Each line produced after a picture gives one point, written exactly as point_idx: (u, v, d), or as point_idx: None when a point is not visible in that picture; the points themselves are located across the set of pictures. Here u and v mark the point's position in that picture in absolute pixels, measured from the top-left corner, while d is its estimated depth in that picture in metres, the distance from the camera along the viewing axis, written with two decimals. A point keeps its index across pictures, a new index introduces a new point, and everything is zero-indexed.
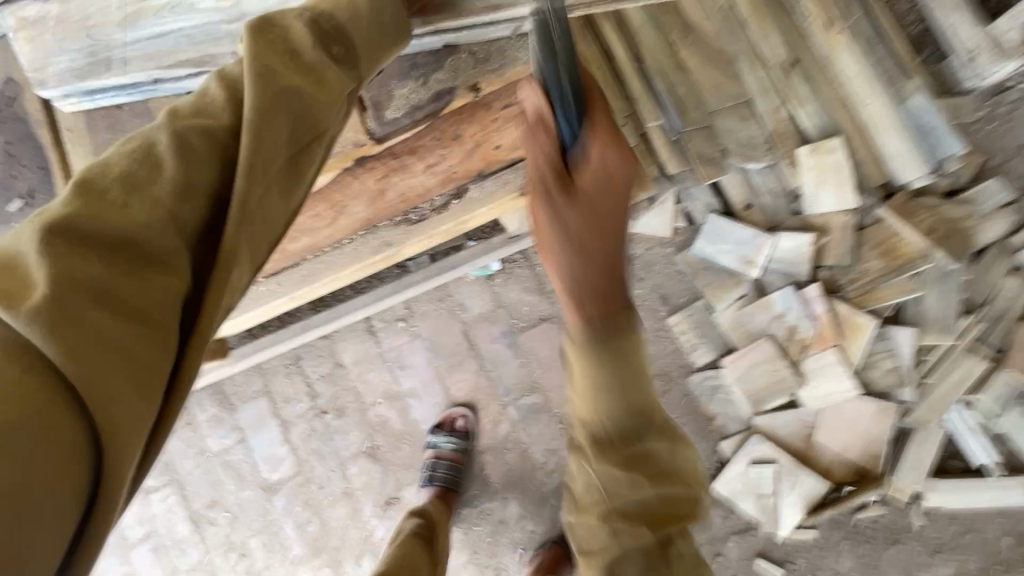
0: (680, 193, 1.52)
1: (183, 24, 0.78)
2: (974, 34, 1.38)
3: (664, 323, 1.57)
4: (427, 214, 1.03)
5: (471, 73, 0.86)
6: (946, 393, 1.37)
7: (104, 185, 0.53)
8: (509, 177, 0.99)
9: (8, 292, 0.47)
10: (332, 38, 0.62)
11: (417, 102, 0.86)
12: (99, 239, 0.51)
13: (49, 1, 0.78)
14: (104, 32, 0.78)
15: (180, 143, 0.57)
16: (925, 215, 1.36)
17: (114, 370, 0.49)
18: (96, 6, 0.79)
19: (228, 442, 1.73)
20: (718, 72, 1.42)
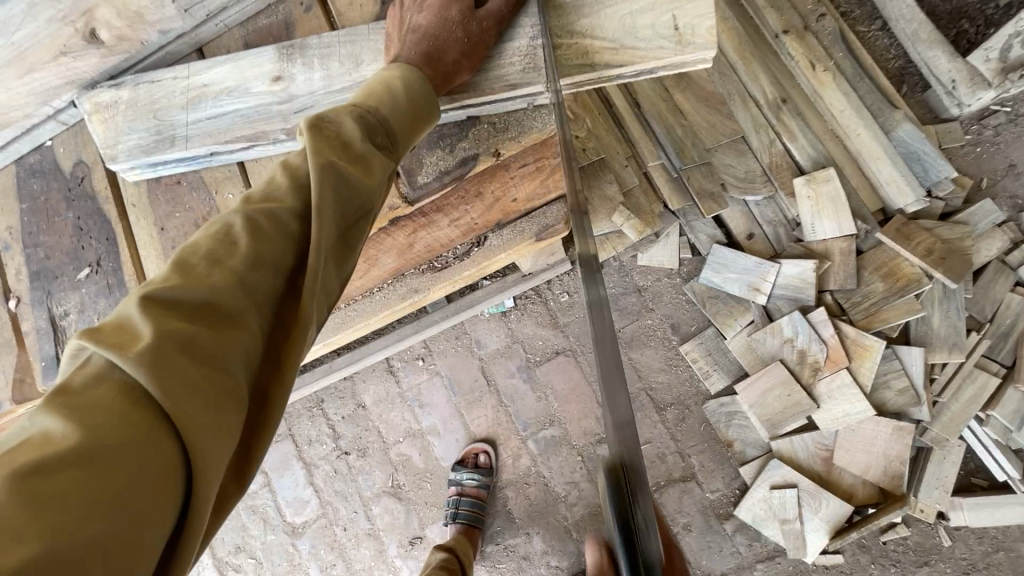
0: (683, 228, 1.60)
1: (239, 104, 0.80)
2: (952, 66, 1.46)
3: (676, 352, 1.61)
4: (450, 261, 1.10)
5: (493, 140, 0.90)
6: (960, 409, 1.38)
7: (194, 260, 0.50)
8: (524, 226, 1.07)
9: (112, 342, 0.43)
10: (377, 131, 0.64)
11: (445, 167, 0.89)
12: (185, 304, 0.47)
13: (123, 87, 0.81)
14: (166, 113, 0.80)
15: (252, 224, 0.53)
16: (923, 236, 1.41)
17: (193, 404, 0.43)
18: (163, 90, 0.81)
19: (254, 486, 1.76)
20: (713, 112, 1.54)
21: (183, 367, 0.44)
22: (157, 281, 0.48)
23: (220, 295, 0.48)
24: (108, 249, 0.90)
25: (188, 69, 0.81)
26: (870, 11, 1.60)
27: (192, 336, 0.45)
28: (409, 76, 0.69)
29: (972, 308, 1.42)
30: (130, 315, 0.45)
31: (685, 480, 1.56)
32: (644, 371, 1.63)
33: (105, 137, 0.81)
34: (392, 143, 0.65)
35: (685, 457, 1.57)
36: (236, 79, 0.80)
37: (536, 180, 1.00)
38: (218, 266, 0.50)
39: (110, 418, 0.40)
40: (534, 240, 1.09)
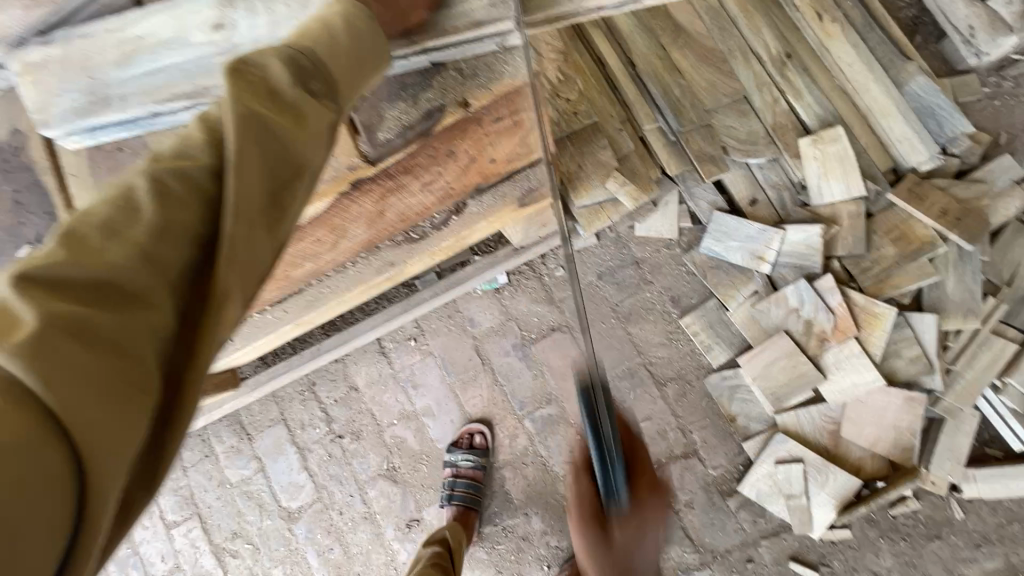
0: (683, 195, 1.52)
1: (178, 58, 0.72)
2: (970, 12, 1.36)
3: (676, 325, 1.55)
4: (428, 232, 1.03)
5: (460, 89, 0.83)
6: (975, 378, 1.31)
7: (85, 230, 0.42)
8: (504, 190, 1.02)
9: None
10: (317, 77, 0.56)
11: (409, 122, 0.82)
12: (73, 285, 0.40)
13: (51, 43, 0.73)
14: (100, 71, 0.73)
15: (158, 186, 0.45)
16: (937, 197, 1.33)
17: (85, 399, 0.38)
18: (96, 45, 0.73)
19: (247, 472, 1.73)
20: (711, 70, 1.46)
21: (68, 366, 0.37)
22: (36, 257, 0.40)
23: (117, 273, 0.42)
24: (58, 228, 0.84)
25: (122, 20, 0.73)
26: None
27: (78, 325, 0.39)
28: (352, 18, 0.61)
29: (989, 272, 1.34)
30: (3, 300, 0.38)
31: (687, 457, 1.51)
32: (643, 345, 1.57)
33: (37, 101, 0.73)
34: (333, 87, 0.57)
35: (686, 433, 1.52)
36: (175, 29, 0.72)
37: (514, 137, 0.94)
38: (120, 239, 0.43)
39: None
40: (517, 207, 1.04)
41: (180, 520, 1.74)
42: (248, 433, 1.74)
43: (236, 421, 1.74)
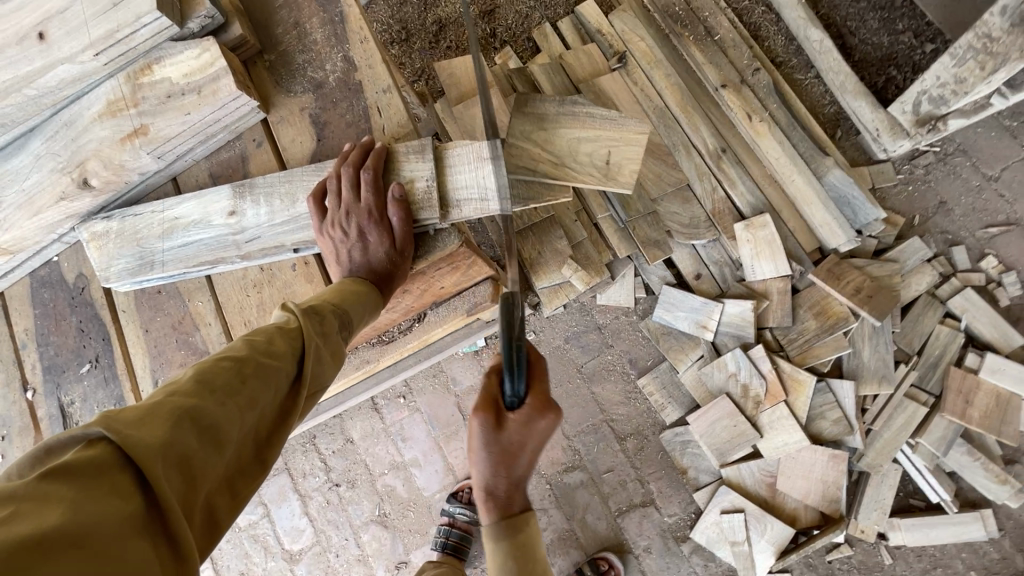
0: (637, 269, 1.73)
1: (204, 235, 0.95)
2: (875, 116, 1.56)
3: (634, 385, 1.74)
4: (397, 335, 1.20)
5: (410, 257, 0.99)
6: (892, 437, 1.48)
7: (207, 388, 0.68)
8: (456, 302, 1.19)
9: (144, 434, 0.59)
10: (341, 327, 0.88)
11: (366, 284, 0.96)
12: (195, 417, 0.64)
13: (112, 219, 0.96)
14: (148, 242, 0.95)
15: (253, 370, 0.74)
16: (853, 275, 1.52)
17: (179, 496, 0.59)
18: (144, 222, 0.96)
19: (254, 517, 1.93)
20: (657, 162, 1.69)
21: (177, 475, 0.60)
22: (180, 397, 0.66)
23: (212, 422, 0.65)
24: (108, 349, 1.04)
25: (164, 205, 0.96)
26: (806, 60, 1.75)
27: (188, 449, 0.61)
28: (361, 281, 0.94)
29: (901, 341, 1.53)
30: (156, 415, 0.62)
31: (645, 505, 1.68)
32: (605, 404, 1.76)
33: (102, 267, 0.96)
34: (346, 327, 0.88)
35: (644, 483, 1.69)
36: (201, 213, 0.95)
37: (458, 273, 1.08)
38: (223, 400, 0.68)
39: (116, 499, 0.54)
40: (467, 315, 1.19)
41: None
42: None
43: None
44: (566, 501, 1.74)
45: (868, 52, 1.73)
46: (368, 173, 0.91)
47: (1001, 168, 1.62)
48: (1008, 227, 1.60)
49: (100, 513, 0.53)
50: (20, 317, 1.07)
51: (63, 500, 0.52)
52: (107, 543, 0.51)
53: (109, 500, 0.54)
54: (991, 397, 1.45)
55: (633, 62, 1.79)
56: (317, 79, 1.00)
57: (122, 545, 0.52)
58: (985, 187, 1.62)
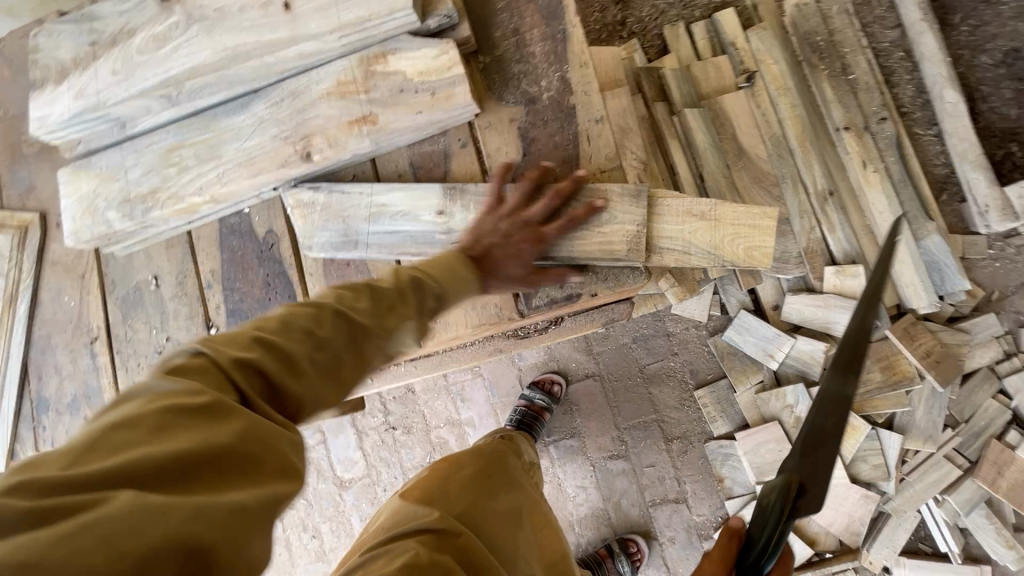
0: (718, 288, 1.82)
1: (405, 227, 1.15)
2: (989, 193, 1.61)
3: (690, 394, 1.86)
4: (530, 331, 1.44)
5: (594, 285, 1.19)
6: (921, 490, 1.63)
7: (307, 312, 0.77)
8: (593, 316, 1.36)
9: (244, 345, 0.69)
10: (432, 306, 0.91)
11: (555, 299, 1.19)
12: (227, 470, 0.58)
13: (319, 194, 1.17)
14: (353, 221, 1.16)
15: (348, 298, 0.82)
16: (926, 339, 1.61)
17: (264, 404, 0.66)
18: (350, 201, 1.16)
19: (312, 441, 2.11)
20: (763, 192, 1.71)
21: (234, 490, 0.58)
22: (278, 317, 0.74)
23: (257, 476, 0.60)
24: None
25: (367, 193, 1.16)
26: (931, 115, 1.75)
27: (292, 357, 0.71)
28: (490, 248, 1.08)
29: (953, 407, 1.64)
30: (259, 333, 0.72)
31: (677, 502, 1.85)
32: (660, 405, 1.88)
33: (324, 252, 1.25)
34: (441, 304, 0.91)
35: (681, 483, 1.85)
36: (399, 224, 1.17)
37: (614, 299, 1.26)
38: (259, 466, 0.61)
39: (219, 392, 0.64)
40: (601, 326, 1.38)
41: None
42: None
43: None
44: (605, 484, 1.91)
45: (993, 121, 1.73)
46: (545, 196, 1.07)
47: None
48: None
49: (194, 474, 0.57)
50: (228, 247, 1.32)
51: (202, 390, 0.62)
52: (206, 431, 0.59)
53: (220, 391, 0.63)
54: (1022, 473, 1.57)
55: (761, 84, 1.78)
56: (530, 94, 1.19)
57: (235, 421, 0.61)
58: None
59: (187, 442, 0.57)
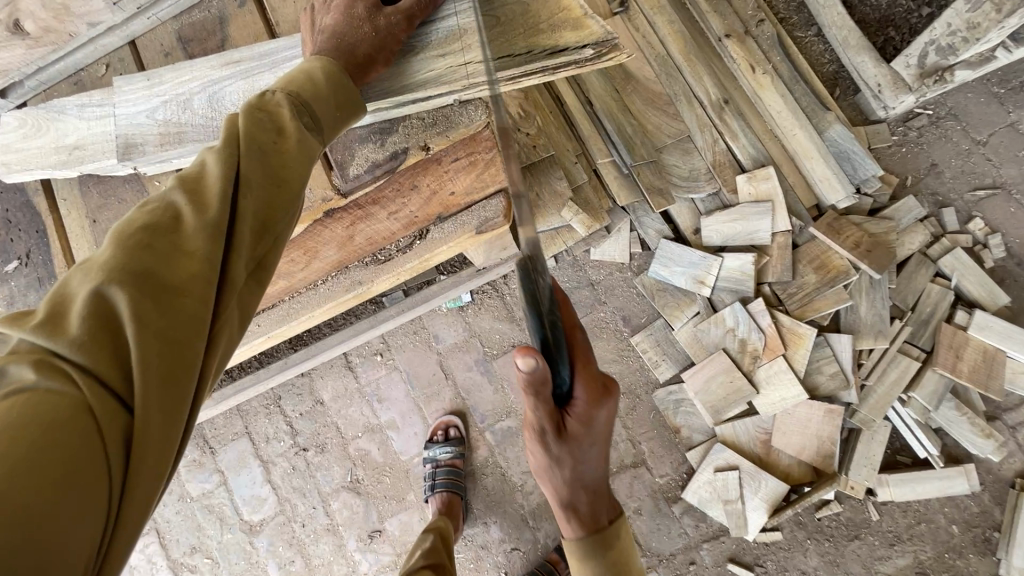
0: (634, 223, 1.65)
1: (230, 85, 0.90)
2: (878, 71, 1.55)
3: (627, 343, 1.67)
4: (396, 253, 1.15)
5: (422, 135, 0.95)
6: (886, 393, 1.48)
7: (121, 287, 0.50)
8: (465, 219, 1.10)
9: (50, 326, 0.48)
10: (308, 116, 0.66)
11: (376, 159, 0.94)
12: (147, 282, 0.50)
13: (144, 80, 0.92)
14: (172, 88, 0.91)
15: (149, 235, 0.53)
16: (852, 231, 1.50)
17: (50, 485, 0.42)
18: (181, 73, 0.92)
19: (209, 485, 1.74)
20: (658, 111, 1.59)
21: (132, 313, 0.49)
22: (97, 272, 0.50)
23: (157, 268, 0.51)
24: None
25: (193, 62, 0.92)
26: (807, 17, 1.69)
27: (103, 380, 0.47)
28: (330, 69, 0.71)
29: (896, 298, 1.53)
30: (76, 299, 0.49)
31: (636, 466, 1.63)
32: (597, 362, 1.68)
33: (167, 133, 0.89)
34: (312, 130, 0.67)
35: (636, 444, 1.64)
36: (249, 85, 0.90)
37: (473, 172, 1.06)
38: (161, 237, 0.53)
39: (65, 439, 0.44)
40: (475, 234, 1.11)
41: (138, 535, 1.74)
42: (211, 446, 1.76)
43: (199, 435, 1.76)
44: None
45: (866, 13, 1.66)
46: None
47: (989, 132, 1.63)
48: (994, 190, 1.61)
49: (73, 433, 0.45)
50: (22, 234, 1.08)
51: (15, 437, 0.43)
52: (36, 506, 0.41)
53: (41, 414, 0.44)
54: (978, 353, 1.47)
55: (635, 6, 1.64)
56: None
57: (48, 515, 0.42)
58: (974, 151, 1.63)
59: (48, 481, 0.42)
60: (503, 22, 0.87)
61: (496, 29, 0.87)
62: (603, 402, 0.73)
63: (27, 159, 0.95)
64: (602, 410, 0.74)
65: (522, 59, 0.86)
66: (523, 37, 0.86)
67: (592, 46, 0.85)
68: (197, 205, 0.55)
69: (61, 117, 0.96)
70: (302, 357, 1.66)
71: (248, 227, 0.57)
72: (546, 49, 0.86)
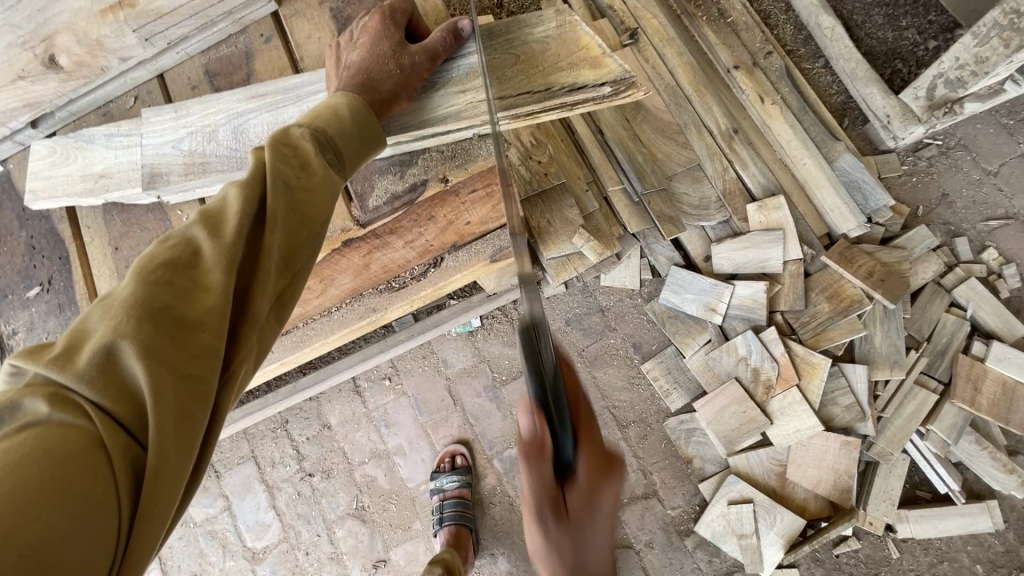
0: (644, 250, 1.66)
1: (254, 118, 0.92)
2: (887, 103, 1.58)
3: (638, 370, 1.65)
4: (409, 281, 1.18)
5: (440, 167, 0.96)
6: (904, 425, 1.46)
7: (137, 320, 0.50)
8: (480, 247, 1.15)
9: (67, 359, 0.48)
10: (331, 149, 0.67)
11: (395, 192, 0.95)
12: (163, 317, 0.50)
13: (170, 112, 0.95)
14: (197, 121, 0.94)
15: (168, 268, 0.53)
16: (865, 260, 1.50)
17: (61, 515, 0.43)
18: (206, 106, 0.95)
19: (213, 511, 1.72)
20: (668, 141, 1.61)
21: (147, 350, 0.49)
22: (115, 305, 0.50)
23: (173, 304, 0.51)
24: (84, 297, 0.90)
25: (217, 96, 0.95)
26: (814, 50, 1.71)
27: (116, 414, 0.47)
28: (355, 105, 0.73)
29: (911, 328, 1.52)
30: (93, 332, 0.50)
31: (647, 497, 1.60)
32: (607, 389, 1.66)
33: (191, 164, 0.91)
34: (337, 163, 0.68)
35: (647, 474, 1.61)
36: (272, 118, 0.92)
37: (489, 203, 1.06)
38: (180, 273, 0.54)
39: (76, 469, 0.44)
40: (489, 262, 1.16)
41: None
42: (217, 470, 1.74)
43: (205, 458, 1.75)
44: None
45: (873, 46, 1.68)
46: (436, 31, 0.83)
47: (1000, 163, 1.63)
48: (1007, 220, 1.61)
49: (85, 467, 0.45)
50: (45, 260, 1.09)
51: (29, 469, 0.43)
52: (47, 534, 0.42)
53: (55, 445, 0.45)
54: (998, 386, 1.45)
55: (645, 39, 1.67)
56: None
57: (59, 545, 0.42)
58: (985, 181, 1.63)
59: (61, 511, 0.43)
60: (522, 59, 0.89)
61: (516, 66, 0.89)
62: (604, 476, 0.81)
63: (55, 187, 0.98)
64: (604, 490, 0.79)
65: (541, 96, 0.87)
66: (542, 74, 0.88)
67: (610, 84, 0.87)
68: (216, 239, 0.55)
69: (90, 146, 0.99)
70: (312, 382, 1.67)
71: (268, 258, 0.57)
72: (565, 86, 0.87)
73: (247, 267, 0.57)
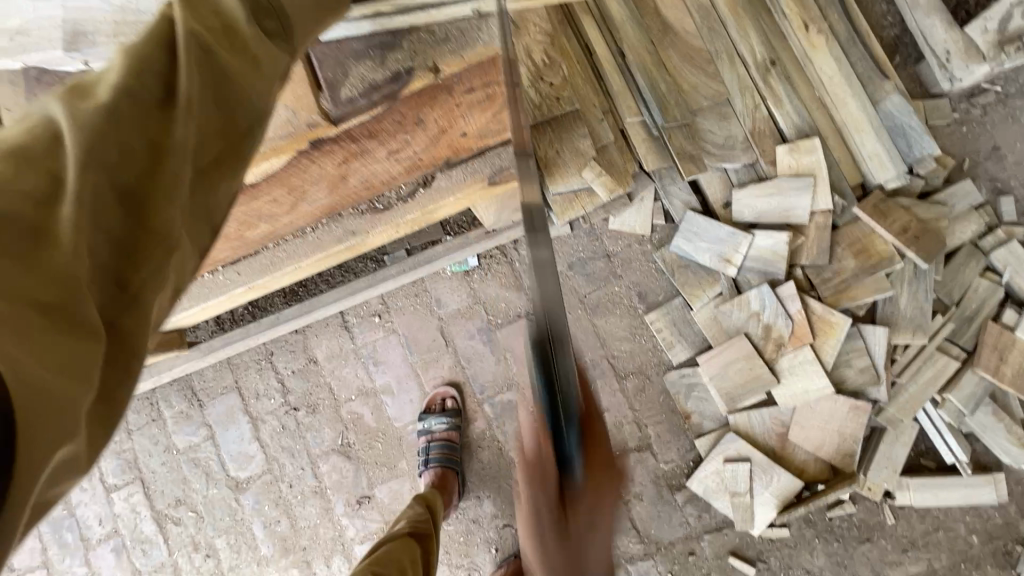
0: (658, 192, 1.51)
1: None
2: (949, 35, 1.40)
3: (641, 321, 1.56)
4: (394, 203, 1.08)
5: (429, 52, 0.82)
6: (918, 392, 1.38)
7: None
8: (473, 167, 1.06)
9: None
10: (267, 19, 0.54)
11: (374, 81, 0.81)
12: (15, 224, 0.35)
13: None
14: None
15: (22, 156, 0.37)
16: (901, 214, 1.37)
17: None
18: None
19: (196, 439, 1.68)
20: (696, 70, 1.43)
21: None
22: None
23: (20, 209, 0.36)
24: None
25: None
26: None
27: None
28: None
29: (940, 291, 1.41)
30: None
31: (641, 450, 1.55)
32: (607, 339, 1.58)
33: (136, 35, 0.78)
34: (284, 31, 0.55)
35: (641, 427, 1.55)
36: None
37: (487, 110, 0.96)
38: (35, 165, 0.37)
39: None
40: (486, 184, 1.07)
41: (122, 484, 1.68)
42: (199, 399, 1.69)
43: (187, 386, 1.69)
44: None
45: None
46: None
47: None
48: None
49: None
50: None
51: None
52: None
53: None
54: None
55: None
56: None
57: None
58: None
59: None
60: None
61: None
62: None
63: None
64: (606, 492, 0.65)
65: None
66: None
67: None
68: (84, 117, 0.40)
69: None
70: (294, 314, 1.58)
71: (184, 154, 0.44)
72: None
73: (143, 157, 0.42)
